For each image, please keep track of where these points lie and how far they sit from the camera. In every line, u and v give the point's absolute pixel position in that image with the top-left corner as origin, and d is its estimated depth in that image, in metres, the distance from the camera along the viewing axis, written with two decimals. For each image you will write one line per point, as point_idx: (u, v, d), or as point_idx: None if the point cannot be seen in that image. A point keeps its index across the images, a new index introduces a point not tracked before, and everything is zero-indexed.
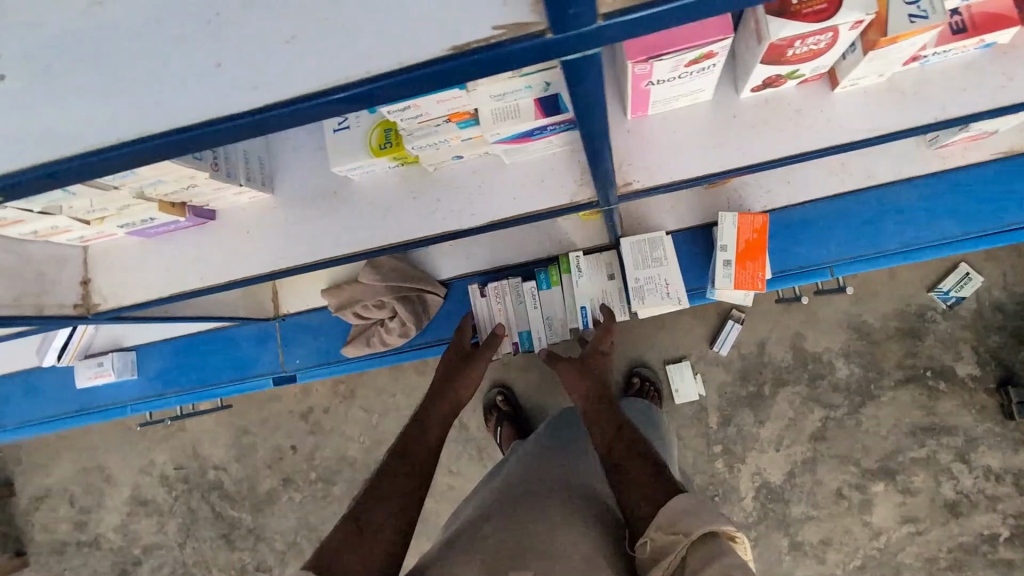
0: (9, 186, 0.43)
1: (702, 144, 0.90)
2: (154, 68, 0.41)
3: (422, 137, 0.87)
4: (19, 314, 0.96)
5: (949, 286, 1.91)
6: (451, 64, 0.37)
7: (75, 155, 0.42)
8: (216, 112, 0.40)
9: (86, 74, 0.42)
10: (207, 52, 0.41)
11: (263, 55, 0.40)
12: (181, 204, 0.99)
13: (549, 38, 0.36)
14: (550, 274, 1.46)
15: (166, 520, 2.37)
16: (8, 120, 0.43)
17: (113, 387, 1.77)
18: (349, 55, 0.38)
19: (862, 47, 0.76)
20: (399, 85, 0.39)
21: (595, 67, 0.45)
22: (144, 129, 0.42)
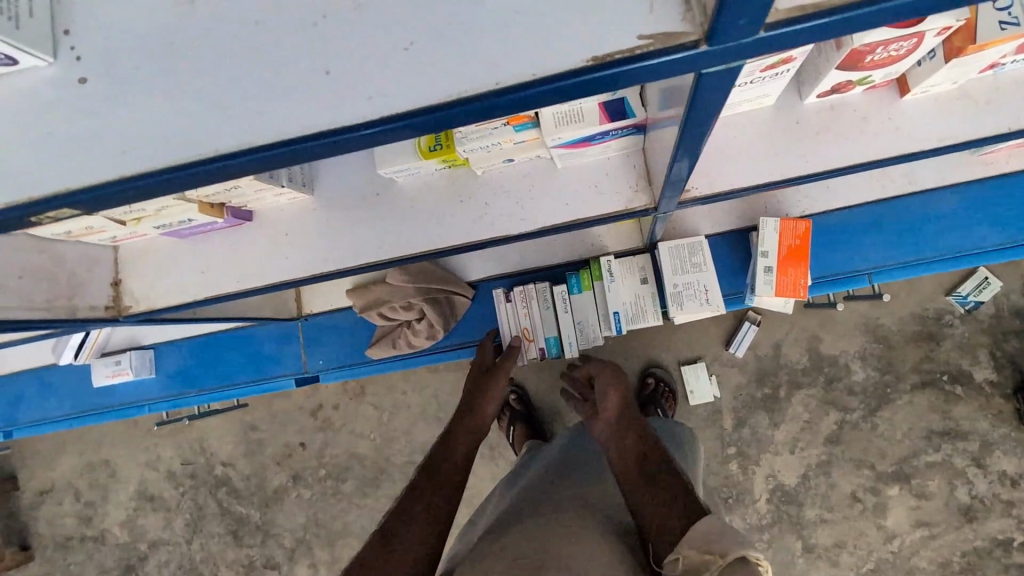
0: (97, 198, 0.41)
1: (763, 152, 0.87)
2: (262, 80, 0.41)
3: (478, 139, 0.84)
4: (52, 318, 0.90)
5: (968, 290, 1.89)
6: (586, 76, 0.38)
7: (175, 168, 0.41)
8: (332, 123, 0.40)
9: (184, 81, 0.42)
10: (317, 61, 0.41)
11: (381, 64, 0.40)
12: (220, 205, 0.95)
13: (702, 50, 0.37)
14: (582, 279, 1.41)
15: (172, 516, 2.35)
16: (102, 129, 0.42)
17: (131, 386, 1.74)
18: (478, 67, 0.39)
19: (943, 55, 0.73)
20: (526, 99, 0.40)
21: (721, 89, 0.45)
22: (249, 139, 0.41)
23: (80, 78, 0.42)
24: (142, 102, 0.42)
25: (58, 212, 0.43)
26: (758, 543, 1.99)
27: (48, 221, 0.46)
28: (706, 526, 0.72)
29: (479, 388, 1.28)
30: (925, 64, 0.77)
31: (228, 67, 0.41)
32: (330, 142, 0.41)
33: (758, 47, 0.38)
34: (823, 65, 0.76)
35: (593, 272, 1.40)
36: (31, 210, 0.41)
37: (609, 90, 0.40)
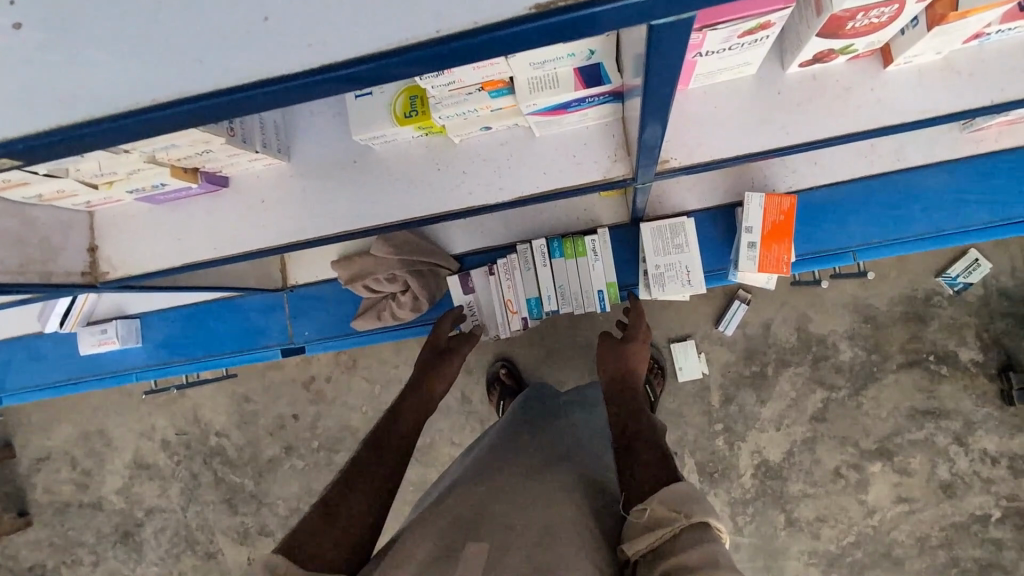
0: (35, 148, 0.41)
1: (743, 122, 0.85)
2: (195, 23, 0.40)
3: (451, 106, 0.82)
4: (26, 282, 0.89)
5: (958, 272, 1.90)
6: (527, 25, 0.38)
7: (115, 117, 0.40)
8: (271, 71, 0.40)
9: (118, 25, 0.40)
10: (255, 5, 0.40)
11: (321, 11, 0.39)
12: (193, 169, 0.94)
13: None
14: (565, 246, 1.38)
15: (168, 484, 2.38)
16: (34, 73, 0.40)
17: (118, 353, 1.75)
18: (420, 13, 0.38)
19: (926, 22, 0.71)
20: (472, 47, 0.39)
21: (679, 44, 0.44)
22: (188, 88, 0.40)
23: (12, 22, 0.41)
24: (77, 47, 0.40)
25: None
26: (741, 516, 2.03)
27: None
28: (682, 487, 0.75)
29: (432, 368, 1.30)
30: (907, 33, 0.75)
31: (163, 12, 0.40)
32: (271, 91, 0.40)
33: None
34: (805, 33, 0.73)
35: (575, 248, 1.38)
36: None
37: (551, 41, 0.40)
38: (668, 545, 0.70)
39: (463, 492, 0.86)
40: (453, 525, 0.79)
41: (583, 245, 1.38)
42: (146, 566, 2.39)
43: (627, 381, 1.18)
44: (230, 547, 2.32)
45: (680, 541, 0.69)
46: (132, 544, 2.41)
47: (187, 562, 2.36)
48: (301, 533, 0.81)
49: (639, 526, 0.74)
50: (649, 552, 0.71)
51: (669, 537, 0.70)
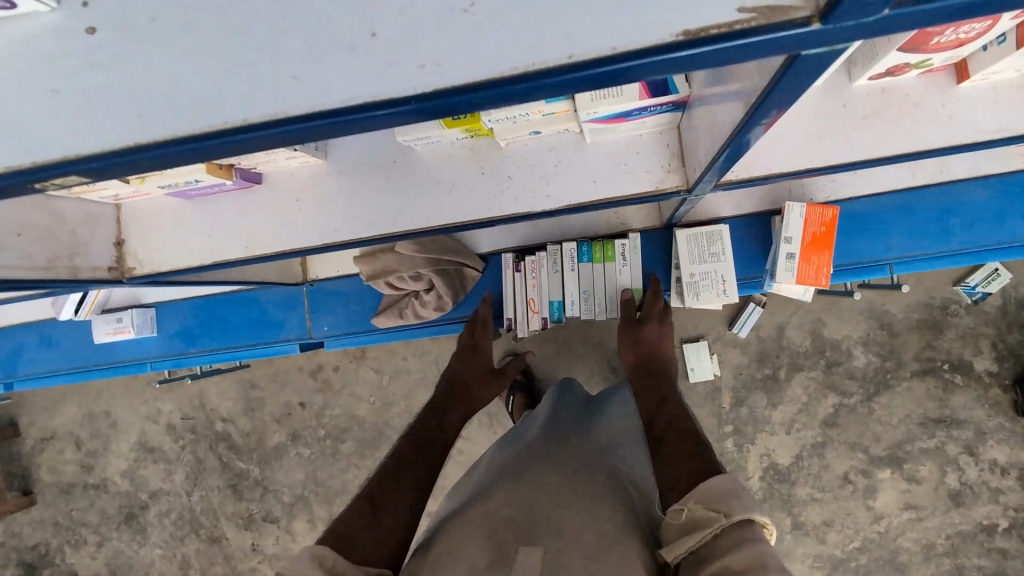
0: (112, 165, 0.40)
1: (807, 136, 0.82)
2: (291, 37, 0.40)
3: (503, 111, 0.79)
4: (53, 278, 0.85)
5: (977, 281, 1.86)
6: (678, 52, 0.36)
7: (205, 135, 0.40)
8: (379, 91, 0.39)
9: (212, 39, 0.40)
10: (362, 20, 0.39)
11: (439, 30, 0.39)
12: (228, 166, 0.90)
13: (814, 27, 0.35)
14: (594, 250, 1.35)
15: (173, 468, 2.37)
16: (121, 88, 0.40)
17: (132, 343, 1.72)
18: (552, 37, 0.37)
19: (1015, 40, 0.68)
20: (605, 75, 0.38)
21: (820, 68, 0.42)
22: (280, 109, 0.39)
23: (85, 28, 0.41)
24: (154, 56, 0.40)
25: (67, 178, 0.41)
26: None
27: (57, 188, 0.44)
28: (721, 485, 0.73)
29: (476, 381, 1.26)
30: (991, 49, 0.71)
31: (254, 24, 0.40)
32: (378, 115, 0.40)
33: (877, 31, 0.35)
34: (883, 47, 0.70)
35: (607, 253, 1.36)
36: (42, 176, 0.40)
37: (692, 70, 0.38)
38: (708, 546, 0.67)
39: (507, 492, 0.84)
40: (499, 529, 0.77)
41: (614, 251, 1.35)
42: (150, 548, 2.39)
43: (658, 370, 1.17)
44: (234, 533, 2.31)
45: (722, 541, 0.66)
46: (137, 527, 2.40)
47: (190, 546, 2.36)
48: (333, 526, 0.79)
49: (677, 529, 0.72)
50: (690, 555, 0.69)
51: (709, 538, 0.68)
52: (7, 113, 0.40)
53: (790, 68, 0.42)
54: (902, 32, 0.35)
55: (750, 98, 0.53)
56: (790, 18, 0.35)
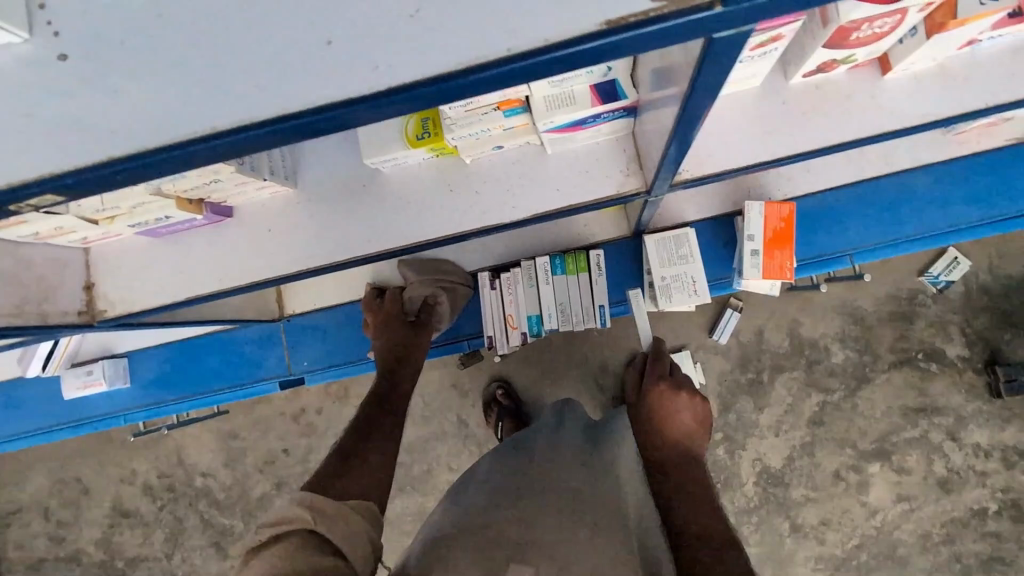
0: (82, 181, 0.42)
1: (754, 134, 0.87)
2: (252, 50, 0.42)
3: (466, 127, 0.81)
4: (23, 323, 0.84)
5: (940, 271, 1.94)
6: (599, 40, 0.40)
7: (175, 145, 0.41)
8: (335, 93, 0.41)
9: (176, 57, 0.42)
10: (319, 30, 0.42)
11: (389, 35, 0.42)
12: (198, 201, 0.91)
13: (717, 11, 0.38)
14: (566, 261, 1.38)
15: (151, 531, 2.27)
16: (90, 105, 0.42)
17: (104, 396, 1.68)
18: (493, 33, 0.40)
19: (924, 31, 0.74)
20: (543, 64, 0.41)
21: (732, 55, 0.46)
22: (247, 116, 0.42)
23: (54, 53, 0.43)
24: (124, 75, 0.42)
25: (43, 198, 0.43)
26: (747, 526, 2.02)
27: (31, 210, 0.45)
28: None
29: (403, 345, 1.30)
30: (906, 41, 0.77)
31: (216, 41, 0.42)
32: (338, 115, 0.42)
33: (766, 12, 0.39)
34: (809, 44, 0.75)
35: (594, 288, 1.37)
36: (16, 195, 0.42)
37: (618, 56, 0.42)
38: None
39: (507, 509, 0.85)
40: (493, 547, 0.78)
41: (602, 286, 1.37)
42: None
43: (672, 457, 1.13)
44: None
45: None
46: None
47: None
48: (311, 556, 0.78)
49: None
50: None
51: None
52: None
53: (702, 62, 0.47)
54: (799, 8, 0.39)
55: (682, 105, 0.59)
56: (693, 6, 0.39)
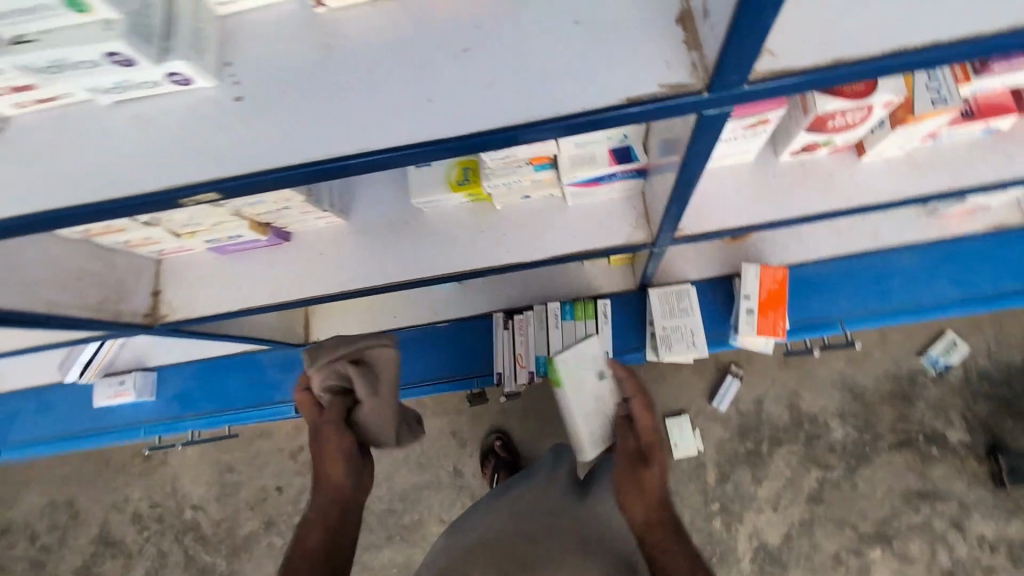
0: (239, 186, 0.52)
1: (749, 199, 1.00)
2: (371, 101, 0.53)
3: (502, 176, 0.95)
4: (99, 321, 0.98)
5: (938, 352, 2.04)
6: (616, 111, 0.49)
7: (302, 166, 0.51)
8: (431, 135, 0.51)
9: (314, 102, 0.53)
10: (423, 88, 0.52)
11: (474, 94, 0.51)
12: (266, 224, 1.06)
13: (706, 96, 0.48)
14: (576, 308, 1.50)
15: (132, 563, 2.27)
16: (251, 133, 0.53)
17: (130, 407, 1.78)
18: (559, 96, 0.50)
19: (890, 123, 0.88)
20: (598, 123, 0.50)
21: (719, 122, 0.58)
22: (365, 146, 0.51)
23: (233, 97, 0.55)
24: (279, 117, 0.53)
25: (205, 195, 0.53)
26: None
27: (194, 204, 0.56)
28: None
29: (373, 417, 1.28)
30: (877, 131, 0.92)
31: (347, 93, 0.53)
32: (414, 153, 0.51)
33: (741, 96, 0.50)
34: (794, 128, 0.89)
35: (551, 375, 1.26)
36: (189, 191, 0.52)
37: (626, 125, 0.50)
38: None
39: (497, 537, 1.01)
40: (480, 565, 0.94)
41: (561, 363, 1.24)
42: None
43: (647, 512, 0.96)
44: None
45: None
46: None
47: None
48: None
49: None
50: None
51: None
52: (166, 153, 0.54)
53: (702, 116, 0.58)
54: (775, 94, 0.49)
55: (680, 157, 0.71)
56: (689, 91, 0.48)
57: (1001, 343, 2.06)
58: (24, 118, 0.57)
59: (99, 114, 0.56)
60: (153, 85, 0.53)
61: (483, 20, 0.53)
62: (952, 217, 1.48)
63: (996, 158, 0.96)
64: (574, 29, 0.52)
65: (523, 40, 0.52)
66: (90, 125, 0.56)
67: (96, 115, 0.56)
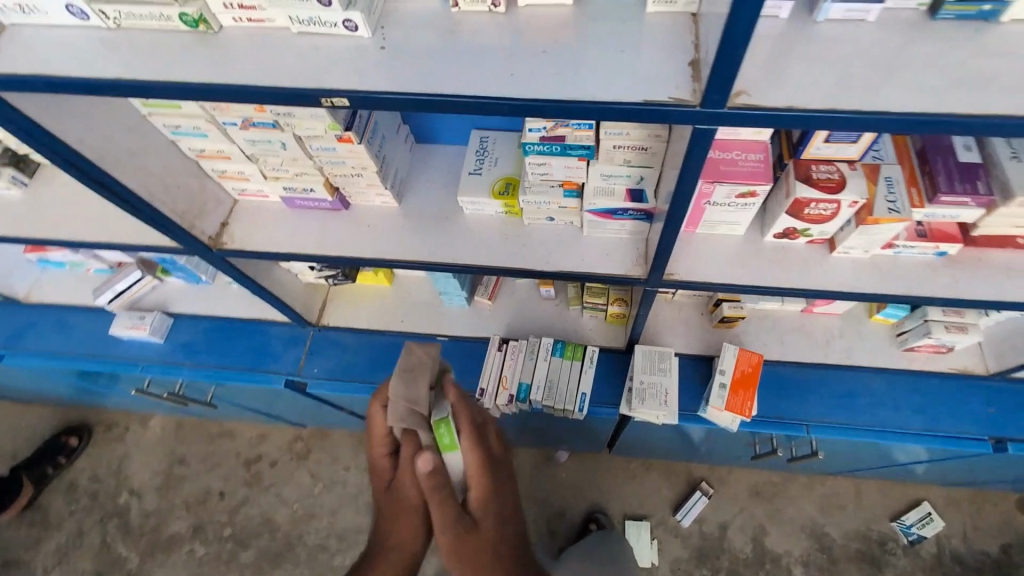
0: (372, 100, 0.74)
1: (735, 266, 1.18)
2: (472, 68, 0.76)
3: (536, 193, 1.17)
4: (178, 225, 1.16)
5: (912, 521, 2.22)
6: (635, 108, 0.70)
7: (411, 96, 0.73)
8: (506, 92, 0.73)
9: (432, 60, 0.76)
10: (507, 69, 0.75)
11: (541, 78, 0.74)
12: (335, 187, 1.27)
13: (697, 109, 0.69)
14: (566, 347, 1.64)
15: (46, 536, 2.43)
16: (384, 71, 0.76)
17: (140, 343, 1.90)
18: (599, 90, 0.72)
19: (855, 222, 1.08)
20: (620, 113, 0.71)
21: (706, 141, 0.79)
22: (460, 93, 0.73)
23: (379, 46, 0.78)
24: (407, 66, 0.76)
25: (338, 100, 0.75)
26: None
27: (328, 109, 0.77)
28: None
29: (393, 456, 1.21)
30: (845, 229, 1.12)
31: (455, 60, 0.76)
32: (491, 103, 0.72)
33: (724, 120, 0.71)
34: (778, 210, 1.11)
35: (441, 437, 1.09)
36: (327, 93, 0.74)
37: (644, 121, 0.72)
38: None
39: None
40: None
41: (453, 423, 1.09)
42: None
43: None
44: None
45: None
46: None
47: None
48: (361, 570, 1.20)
49: None
50: None
51: None
52: (322, 69, 0.76)
53: (694, 142, 0.80)
54: (747, 122, 0.71)
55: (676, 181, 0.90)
56: (686, 105, 0.70)
57: (975, 528, 2.24)
58: (231, 29, 0.80)
59: (286, 37, 0.79)
60: (332, 24, 0.76)
61: (561, 38, 0.77)
62: (920, 351, 1.62)
63: (946, 279, 1.14)
64: (621, 55, 0.75)
65: (585, 55, 0.76)
66: (276, 39, 0.79)
67: (284, 37, 0.79)
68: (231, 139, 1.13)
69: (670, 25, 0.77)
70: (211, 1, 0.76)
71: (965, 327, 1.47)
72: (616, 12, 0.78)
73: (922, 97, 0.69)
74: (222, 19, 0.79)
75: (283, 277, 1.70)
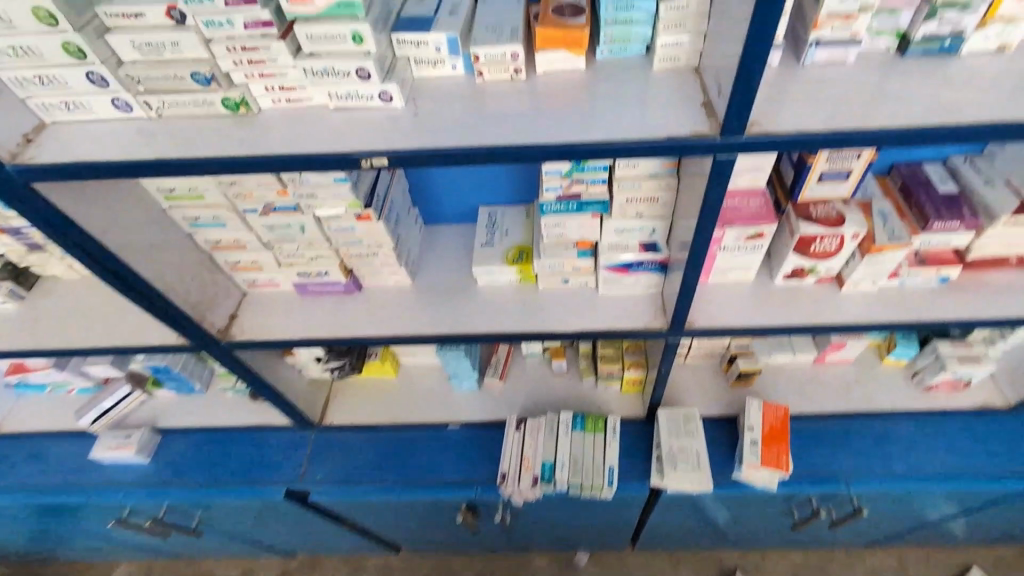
0: (408, 158, 0.78)
1: (751, 311, 1.19)
2: (501, 124, 0.82)
3: (551, 255, 1.20)
4: (190, 318, 1.13)
5: None
6: (659, 143, 0.76)
7: (446, 151, 0.77)
8: (537, 141, 0.78)
9: (463, 121, 0.82)
10: (534, 123, 0.81)
11: (567, 128, 0.80)
12: (349, 269, 1.27)
13: (717, 138, 0.75)
14: (586, 419, 1.58)
15: None
16: (417, 133, 0.81)
17: (122, 466, 1.73)
18: (624, 132, 0.78)
19: (859, 254, 1.14)
20: (646, 149, 0.77)
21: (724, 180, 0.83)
22: (492, 144, 0.78)
23: (412, 113, 0.84)
24: (438, 127, 0.81)
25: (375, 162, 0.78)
26: None
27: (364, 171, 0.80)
28: None
29: None
30: (851, 263, 1.16)
31: (485, 119, 0.82)
32: (523, 150, 0.77)
33: (742, 147, 0.76)
34: (785, 249, 1.16)
35: None
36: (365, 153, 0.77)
37: (669, 155, 0.77)
38: None
39: None
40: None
41: None
42: None
43: None
44: None
45: None
46: None
47: None
48: None
49: None
50: None
51: None
52: (360, 136, 0.81)
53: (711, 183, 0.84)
54: (763, 148, 0.77)
55: (694, 223, 0.94)
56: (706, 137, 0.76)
57: None
58: (270, 110, 0.86)
59: (324, 112, 0.85)
60: (369, 96, 0.83)
61: (579, 96, 0.85)
62: (940, 390, 1.62)
63: (953, 302, 1.18)
64: (637, 104, 0.83)
65: (604, 108, 0.83)
66: (314, 115, 0.85)
67: (322, 112, 0.85)
68: (250, 227, 1.15)
69: (675, 77, 0.86)
70: (252, 85, 0.83)
71: (978, 359, 1.50)
72: (624, 73, 0.88)
73: (911, 116, 0.77)
74: (262, 101, 0.85)
75: (287, 374, 1.64)
